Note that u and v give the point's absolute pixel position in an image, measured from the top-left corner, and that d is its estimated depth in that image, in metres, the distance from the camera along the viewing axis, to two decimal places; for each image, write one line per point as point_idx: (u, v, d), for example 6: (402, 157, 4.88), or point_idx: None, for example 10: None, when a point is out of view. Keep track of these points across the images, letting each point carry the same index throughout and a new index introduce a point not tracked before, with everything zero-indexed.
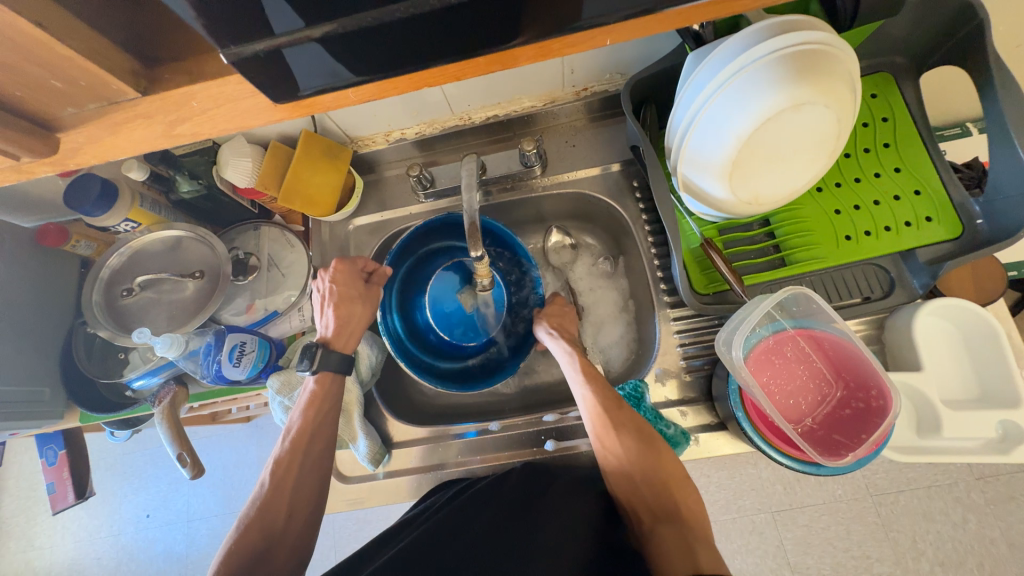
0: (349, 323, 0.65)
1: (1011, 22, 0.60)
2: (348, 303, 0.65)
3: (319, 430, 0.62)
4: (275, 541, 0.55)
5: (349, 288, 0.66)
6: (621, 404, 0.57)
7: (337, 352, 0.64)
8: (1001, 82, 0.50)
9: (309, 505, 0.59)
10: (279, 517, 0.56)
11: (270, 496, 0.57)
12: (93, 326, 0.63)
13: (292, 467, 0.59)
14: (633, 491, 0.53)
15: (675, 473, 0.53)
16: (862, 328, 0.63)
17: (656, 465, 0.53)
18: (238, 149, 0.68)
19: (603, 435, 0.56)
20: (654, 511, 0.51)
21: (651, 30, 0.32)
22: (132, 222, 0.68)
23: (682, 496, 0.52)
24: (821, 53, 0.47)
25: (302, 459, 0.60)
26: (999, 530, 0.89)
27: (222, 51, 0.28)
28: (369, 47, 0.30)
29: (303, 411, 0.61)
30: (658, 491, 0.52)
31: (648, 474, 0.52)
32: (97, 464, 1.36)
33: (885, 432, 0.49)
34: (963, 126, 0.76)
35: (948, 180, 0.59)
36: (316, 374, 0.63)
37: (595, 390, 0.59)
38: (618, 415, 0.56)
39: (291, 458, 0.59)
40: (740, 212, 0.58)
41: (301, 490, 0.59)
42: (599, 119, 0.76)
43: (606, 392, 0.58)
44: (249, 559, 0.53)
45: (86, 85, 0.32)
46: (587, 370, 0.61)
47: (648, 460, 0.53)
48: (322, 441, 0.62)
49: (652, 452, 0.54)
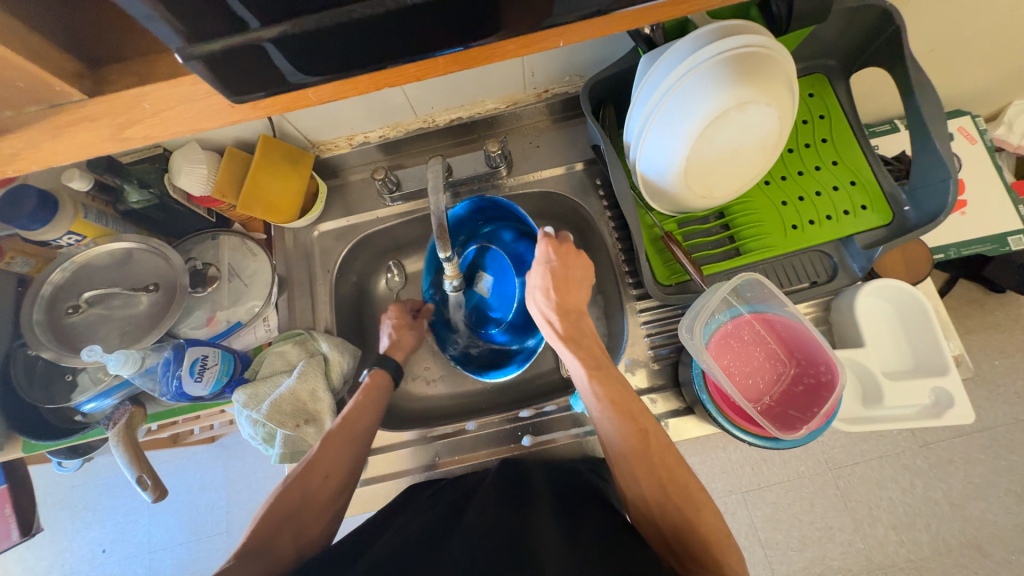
0: (402, 345, 0.72)
1: (925, 28, 0.67)
2: (399, 329, 0.73)
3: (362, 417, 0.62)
4: (303, 504, 0.55)
5: (400, 318, 0.73)
6: (649, 442, 0.52)
7: (393, 359, 0.69)
8: (918, 81, 0.55)
9: (345, 475, 0.58)
10: (314, 480, 0.56)
11: (311, 462, 0.57)
12: (34, 347, 0.59)
13: (336, 441, 0.59)
14: (662, 541, 0.50)
15: (715, 526, 0.49)
16: (810, 310, 0.67)
17: (691, 520, 0.49)
18: (191, 156, 0.65)
19: (628, 475, 0.52)
20: (688, 565, 0.48)
21: (602, 32, 0.34)
22: (76, 235, 0.64)
23: (724, 556, 0.48)
24: (759, 55, 0.50)
25: (344, 441, 0.59)
26: (941, 491, 0.97)
27: (178, 51, 0.28)
28: (327, 48, 0.30)
29: (356, 397, 0.63)
30: (694, 547, 0.48)
31: (682, 529, 0.49)
32: (43, 499, 1.26)
33: (833, 405, 0.53)
34: (892, 123, 0.83)
35: (878, 171, 0.64)
36: (372, 371, 0.66)
37: (618, 424, 0.53)
38: (642, 454, 0.51)
39: (337, 433, 0.59)
40: (695, 206, 0.62)
41: (336, 464, 0.58)
42: (561, 120, 0.78)
43: (631, 426, 0.53)
44: (283, 513, 0.54)
45: (24, 87, 0.30)
46: (611, 400, 0.54)
47: (684, 514, 0.49)
48: (368, 426, 0.62)
49: (686, 503, 0.50)
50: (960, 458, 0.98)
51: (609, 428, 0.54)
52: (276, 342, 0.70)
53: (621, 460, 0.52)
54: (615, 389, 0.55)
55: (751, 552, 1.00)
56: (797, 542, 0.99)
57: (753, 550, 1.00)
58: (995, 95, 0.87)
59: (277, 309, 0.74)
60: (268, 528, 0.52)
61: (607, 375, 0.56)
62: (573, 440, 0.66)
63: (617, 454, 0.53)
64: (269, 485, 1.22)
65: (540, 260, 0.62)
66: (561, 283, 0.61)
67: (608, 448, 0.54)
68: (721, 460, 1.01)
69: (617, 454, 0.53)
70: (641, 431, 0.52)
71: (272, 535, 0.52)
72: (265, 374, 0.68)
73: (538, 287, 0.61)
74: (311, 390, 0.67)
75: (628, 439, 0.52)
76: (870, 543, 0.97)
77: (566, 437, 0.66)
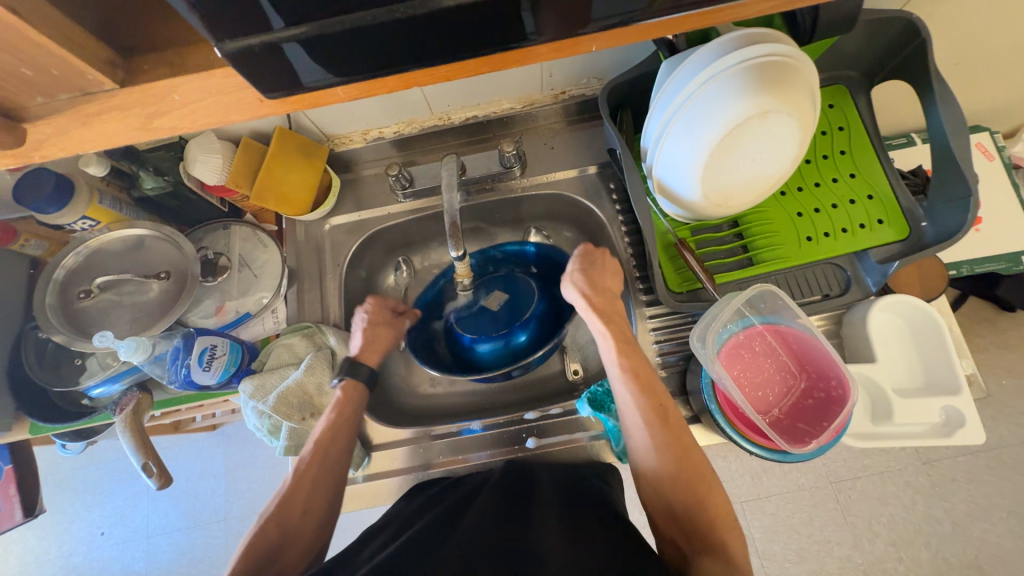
0: (375, 342, 0.67)
1: (951, 42, 0.66)
2: (374, 325, 0.68)
3: (338, 435, 0.60)
4: (286, 544, 0.53)
5: (377, 314, 0.69)
6: (666, 415, 0.53)
7: (367, 365, 0.65)
8: (943, 97, 0.55)
9: (324, 511, 0.57)
10: (294, 516, 0.55)
11: (288, 495, 0.55)
12: (46, 330, 0.60)
13: (312, 471, 0.58)
14: (671, 517, 0.50)
15: (723, 508, 0.49)
16: (822, 323, 0.67)
17: (701, 495, 0.49)
18: (208, 145, 0.65)
19: (642, 446, 0.52)
20: (694, 541, 0.48)
21: (635, 38, 0.34)
22: (90, 221, 0.64)
23: (729, 539, 0.48)
24: (783, 64, 0.50)
25: (319, 464, 0.58)
26: (943, 510, 0.96)
27: (215, 45, 0.28)
28: (358, 49, 0.30)
29: (329, 413, 0.61)
30: (701, 525, 0.48)
31: (692, 505, 0.49)
32: (45, 480, 1.27)
33: (843, 419, 0.53)
34: (909, 136, 0.82)
35: (897, 185, 0.63)
36: (343, 382, 0.63)
37: (639, 395, 0.53)
38: (660, 426, 0.52)
39: (311, 463, 0.58)
40: (711, 214, 0.61)
41: (315, 500, 0.57)
42: (576, 122, 0.78)
43: (651, 400, 0.53)
44: (267, 548, 0.52)
45: (58, 75, 0.30)
46: (634, 370, 0.55)
47: (694, 489, 0.49)
48: (343, 447, 0.60)
49: (697, 478, 0.50)
50: (964, 478, 0.97)
51: (628, 399, 0.54)
52: (283, 335, 0.71)
53: (638, 432, 0.53)
54: (639, 362, 0.56)
55: None
56: (794, 555, 0.98)
57: None
58: (1018, 112, 0.86)
59: (286, 301, 0.74)
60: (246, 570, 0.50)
61: (632, 352, 0.57)
62: (577, 444, 0.66)
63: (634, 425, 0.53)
64: (268, 476, 1.22)
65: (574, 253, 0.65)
66: (595, 266, 0.63)
67: (624, 420, 0.54)
68: (721, 469, 1.01)
69: (633, 425, 0.53)
70: (660, 406, 0.53)
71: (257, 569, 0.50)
72: (271, 366, 0.68)
73: (575, 269, 0.62)
74: (317, 384, 0.67)
75: (647, 411, 0.52)
76: (868, 559, 0.96)
77: (570, 441, 0.66)
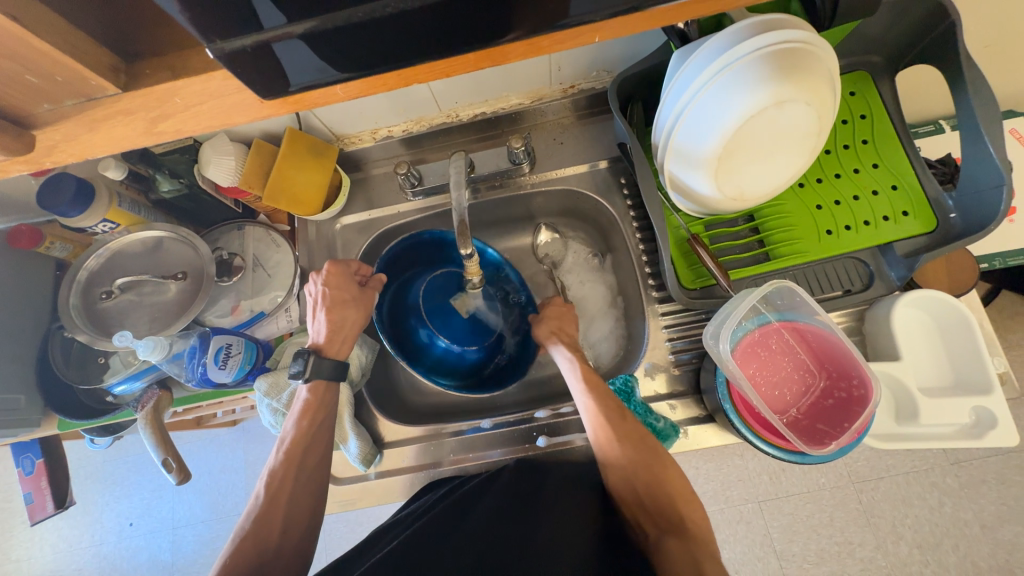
0: (343, 327, 0.64)
1: (982, 22, 0.63)
2: (341, 306, 0.64)
3: (314, 441, 0.61)
4: (272, 557, 0.54)
5: (342, 292, 0.65)
6: (626, 413, 0.56)
7: (331, 358, 0.63)
8: (973, 81, 0.52)
9: (307, 518, 0.58)
10: (275, 528, 0.55)
11: (266, 510, 0.56)
12: (70, 330, 0.62)
13: (286, 479, 0.58)
14: (637, 501, 0.52)
15: (680, 485, 0.52)
16: (843, 320, 0.64)
17: (660, 477, 0.52)
18: (221, 147, 0.67)
19: (605, 442, 0.54)
20: (659, 521, 0.50)
21: (639, 27, 0.32)
22: (111, 223, 0.66)
23: (689, 514, 0.51)
24: (801, 51, 0.47)
25: (296, 471, 0.58)
26: (972, 512, 0.92)
27: (208, 45, 0.28)
28: (358, 43, 0.30)
29: (297, 420, 0.60)
30: (661, 502, 0.51)
31: (653, 487, 0.52)
32: (76, 472, 1.32)
33: (865, 420, 0.51)
34: (937, 123, 0.78)
35: (923, 175, 0.61)
36: (308, 382, 0.61)
37: (598, 400, 0.57)
38: (620, 422, 0.55)
39: (284, 471, 0.58)
40: (726, 208, 0.59)
41: (296, 511, 0.57)
42: (585, 117, 0.76)
43: (610, 402, 0.57)
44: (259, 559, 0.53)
45: (63, 80, 0.31)
46: (589, 378, 0.59)
47: (653, 472, 0.52)
48: (318, 452, 0.60)
49: (656, 461, 0.53)
50: (994, 479, 0.93)
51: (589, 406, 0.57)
52: (297, 334, 0.73)
53: (599, 434, 0.55)
54: (594, 373, 0.60)
55: (765, 563, 0.97)
56: (814, 556, 0.96)
57: (767, 562, 0.97)
58: None
59: (299, 300, 0.75)
60: None
61: (589, 367, 0.61)
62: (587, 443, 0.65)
63: (597, 427, 0.55)
64: None
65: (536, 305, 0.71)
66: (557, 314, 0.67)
67: (588, 424, 0.56)
68: (737, 467, 0.99)
69: (595, 427, 0.55)
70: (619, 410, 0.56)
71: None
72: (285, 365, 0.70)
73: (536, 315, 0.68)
74: None
75: (607, 414, 0.55)
76: (892, 561, 0.93)
77: (580, 440, 0.65)
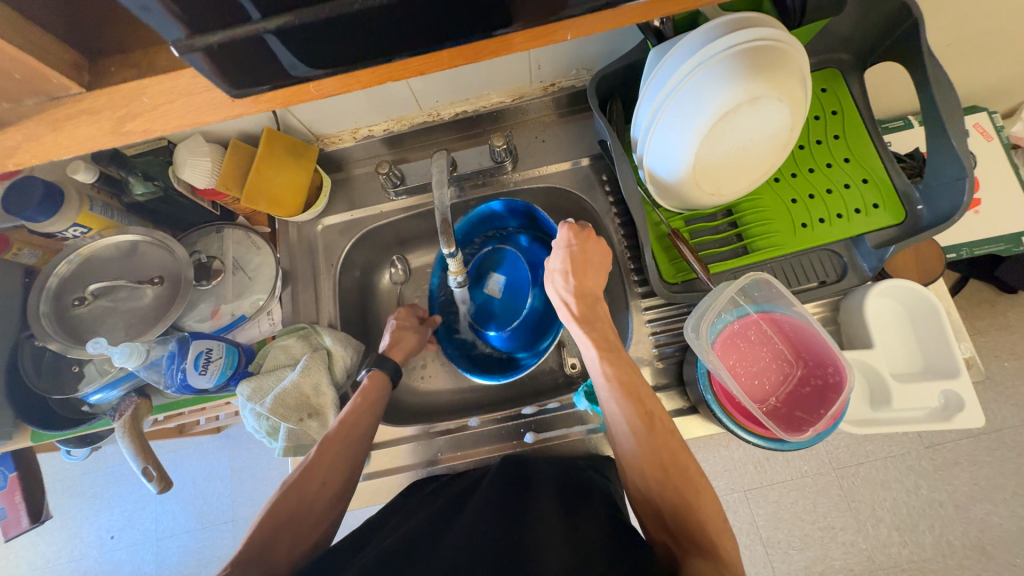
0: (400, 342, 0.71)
1: (945, 21, 0.65)
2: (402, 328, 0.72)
3: (365, 417, 0.61)
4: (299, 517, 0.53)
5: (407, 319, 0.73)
6: (653, 422, 0.53)
7: (392, 359, 0.68)
8: (936, 78, 0.54)
9: (341, 486, 0.57)
10: (312, 491, 0.54)
11: (305, 472, 0.55)
12: (41, 338, 0.59)
13: (334, 446, 0.58)
14: (649, 492, 0.51)
15: (712, 509, 0.49)
16: (818, 311, 0.66)
17: (689, 500, 0.49)
18: (196, 149, 0.65)
19: (631, 452, 0.53)
20: (683, 542, 0.48)
21: (613, 24, 0.33)
22: (81, 227, 0.65)
23: (720, 539, 0.47)
24: (772, 49, 0.49)
25: (343, 440, 0.58)
26: (946, 493, 0.96)
27: (173, 45, 0.27)
28: (328, 40, 0.29)
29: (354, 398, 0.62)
30: (687, 522, 0.48)
31: (680, 508, 0.49)
32: (52, 486, 1.28)
33: (840, 406, 0.52)
34: (905, 119, 0.81)
35: (892, 169, 0.63)
36: (371, 370, 0.65)
37: (625, 405, 0.54)
38: (643, 420, 0.53)
39: (334, 437, 0.58)
40: (705, 203, 0.61)
41: (308, 508, 0.54)
42: (567, 115, 0.77)
43: (638, 408, 0.54)
44: (275, 525, 0.52)
45: (21, 79, 0.30)
46: (620, 376, 0.56)
47: (682, 494, 0.50)
48: (368, 428, 0.61)
49: (672, 460, 0.51)
50: (966, 460, 0.97)
51: (616, 408, 0.55)
52: (279, 336, 0.70)
53: (626, 439, 0.54)
54: (624, 370, 0.56)
55: (751, 550, 0.99)
56: (798, 542, 0.98)
57: (754, 549, 0.99)
58: (1016, 90, 0.85)
59: (281, 302, 0.74)
60: (264, 537, 0.51)
61: (618, 356, 0.58)
62: (575, 437, 0.66)
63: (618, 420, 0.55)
64: (274, 476, 1.23)
65: (561, 244, 0.63)
66: (581, 265, 0.62)
67: (615, 426, 0.55)
68: (723, 458, 1.01)
69: (622, 432, 0.54)
70: (647, 414, 0.54)
71: (271, 543, 0.51)
72: (268, 368, 0.68)
73: (557, 270, 0.62)
74: (314, 384, 0.66)
75: (632, 419, 0.54)
76: (872, 543, 0.96)
77: (568, 435, 0.66)
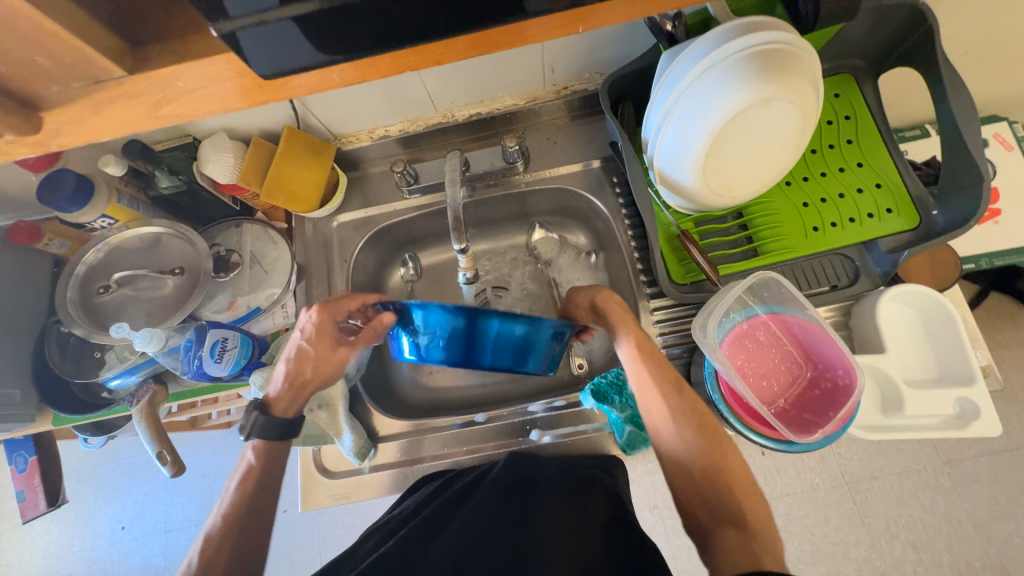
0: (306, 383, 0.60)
1: (965, 27, 0.65)
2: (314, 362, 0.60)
3: (262, 499, 0.56)
4: None
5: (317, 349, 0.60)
6: (683, 387, 0.54)
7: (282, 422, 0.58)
8: (951, 81, 0.54)
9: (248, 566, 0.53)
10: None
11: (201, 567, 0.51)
12: (66, 323, 0.62)
13: (227, 539, 0.53)
14: (681, 466, 0.51)
15: (741, 469, 0.50)
16: (830, 315, 0.65)
17: (715, 470, 0.49)
18: (219, 145, 0.68)
19: (662, 416, 0.53)
20: (716, 510, 0.48)
21: (629, 15, 0.33)
22: (109, 218, 0.67)
23: (747, 503, 0.48)
24: (783, 52, 0.49)
25: (238, 527, 0.54)
26: (965, 510, 0.93)
27: (211, 26, 0.29)
28: (353, 25, 0.32)
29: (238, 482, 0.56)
30: (721, 481, 0.49)
31: (712, 469, 0.49)
32: (68, 476, 1.31)
33: (850, 409, 0.51)
34: (922, 127, 0.81)
35: (906, 174, 0.62)
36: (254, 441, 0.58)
37: (656, 372, 0.55)
38: (672, 387, 0.54)
39: (225, 528, 0.54)
40: (714, 204, 0.61)
41: (254, 538, 0.54)
42: (580, 117, 0.78)
43: (668, 373, 0.55)
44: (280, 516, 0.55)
45: (69, 62, 0.32)
46: (644, 346, 0.57)
47: (717, 454, 0.50)
48: (260, 513, 0.55)
49: (705, 422, 0.52)
50: (986, 477, 0.94)
51: (643, 378, 0.55)
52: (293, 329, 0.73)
53: (656, 405, 0.54)
54: (648, 342, 0.57)
55: None
56: (809, 556, 0.96)
57: None
58: None
59: (296, 296, 0.76)
60: None
61: (641, 331, 0.59)
62: (583, 436, 0.66)
63: (648, 392, 0.54)
64: None
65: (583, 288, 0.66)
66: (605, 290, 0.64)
67: (644, 396, 0.54)
68: None
69: (653, 399, 0.54)
70: (677, 380, 0.55)
71: None
72: None
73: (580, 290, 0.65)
74: None
75: (664, 384, 0.54)
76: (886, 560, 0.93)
77: (575, 433, 0.66)
